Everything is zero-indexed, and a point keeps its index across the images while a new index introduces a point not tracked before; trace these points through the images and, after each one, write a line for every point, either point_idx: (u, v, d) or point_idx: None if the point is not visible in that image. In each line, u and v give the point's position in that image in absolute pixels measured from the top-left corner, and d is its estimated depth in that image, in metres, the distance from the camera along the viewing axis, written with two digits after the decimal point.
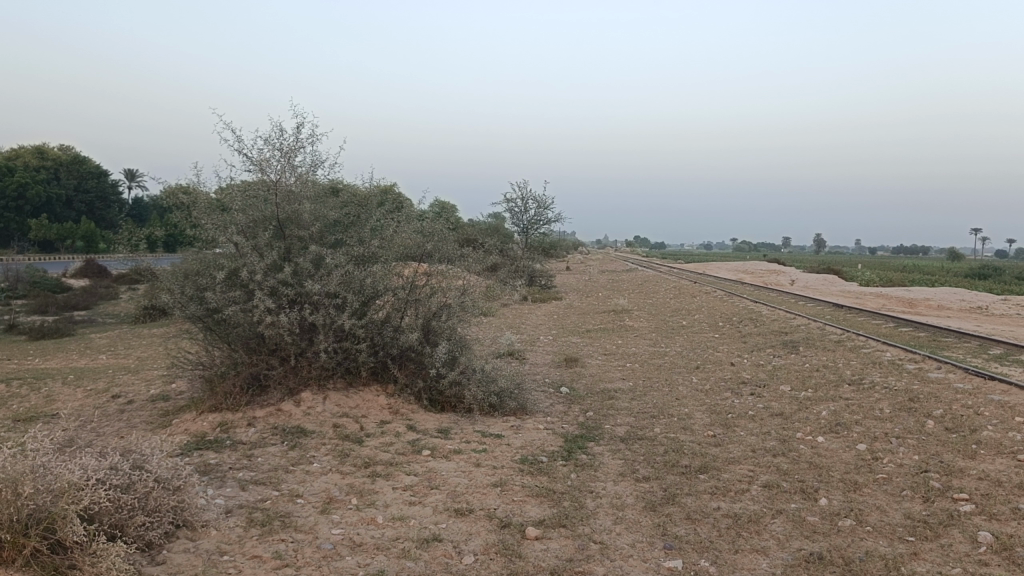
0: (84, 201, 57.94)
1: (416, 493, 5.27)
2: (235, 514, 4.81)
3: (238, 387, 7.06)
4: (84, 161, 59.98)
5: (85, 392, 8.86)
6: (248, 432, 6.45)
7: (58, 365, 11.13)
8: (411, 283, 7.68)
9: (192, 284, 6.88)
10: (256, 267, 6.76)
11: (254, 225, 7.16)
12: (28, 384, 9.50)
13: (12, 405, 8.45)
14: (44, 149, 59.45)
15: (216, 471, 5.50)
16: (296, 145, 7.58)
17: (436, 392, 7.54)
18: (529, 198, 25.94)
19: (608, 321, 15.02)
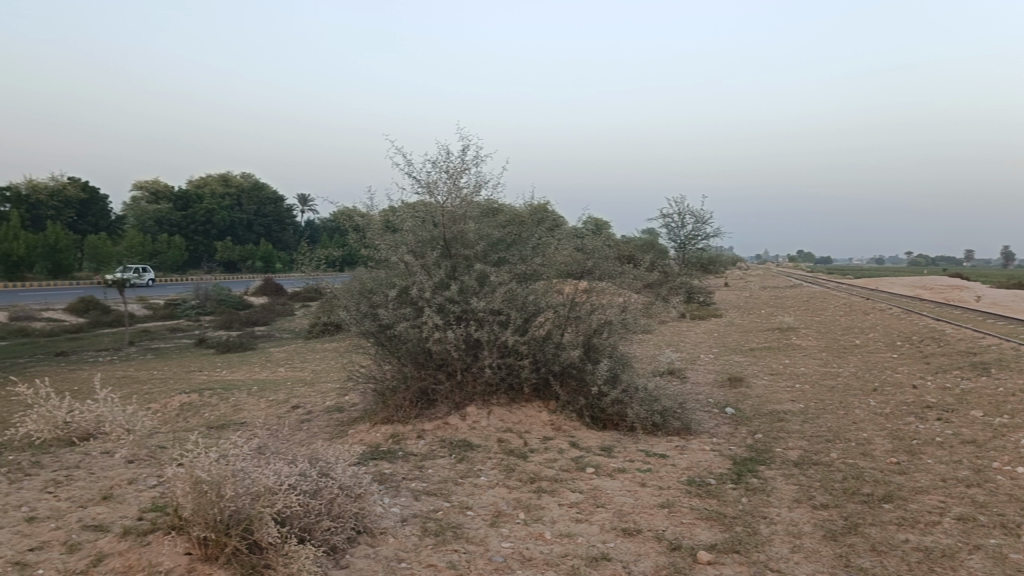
0: (261, 224, 62.39)
1: (583, 511, 5.27)
2: (411, 523, 5.00)
3: (408, 400, 7.40)
4: (263, 187, 64.76)
5: (267, 402, 9.52)
6: (418, 444, 6.70)
7: (243, 377, 12.03)
8: (571, 300, 7.57)
9: (367, 301, 7.34)
10: (425, 285, 7.10)
11: (423, 245, 7.51)
12: (218, 394, 10.32)
13: (205, 414, 9.20)
14: (229, 177, 64.75)
15: (390, 481, 5.75)
16: (462, 167, 7.84)
17: (598, 410, 7.45)
18: (687, 213, 25.50)
19: (773, 340, 14.47)
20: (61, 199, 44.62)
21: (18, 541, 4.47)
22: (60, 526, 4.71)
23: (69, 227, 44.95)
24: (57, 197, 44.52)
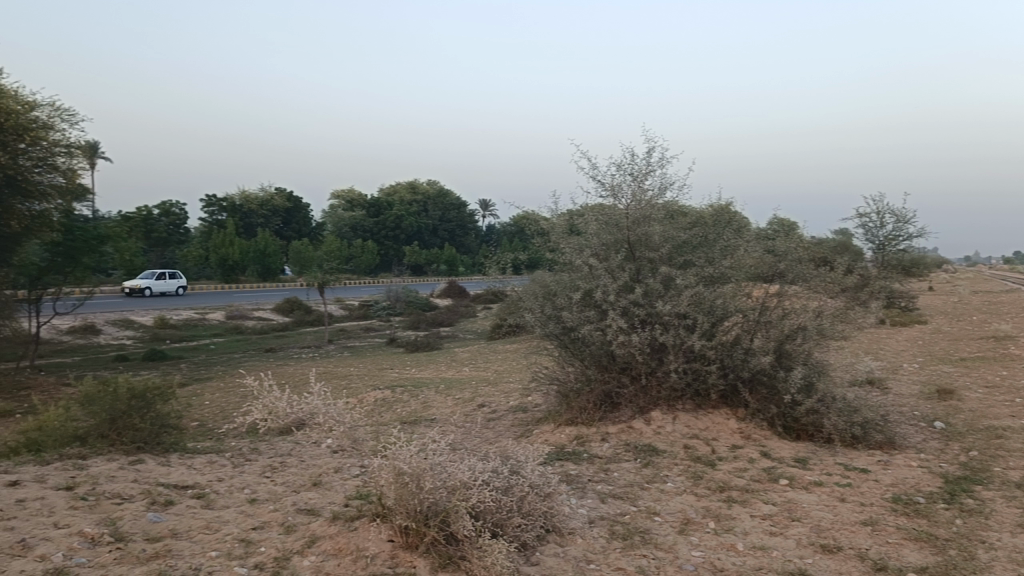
0: (445, 229, 64.96)
1: (776, 523, 5.07)
2: (599, 525, 5.02)
3: (591, 403, 7.49)
4: (448, 194, 67.47)
5: (455, 400, 9.90)
6: (602, 447, 6.74)
7: (431, 375, 12.58)
8: (761, 304, 7.30)
9: (551, 303, 7.51)
10: (609, 288, 7.16)
11: (607, 248, 7.56)
12: (409, 391, 10.86)
13: (397, 409, 9.71)
14: (416, 185, 67.96)
15: (577, 482, 5.81)
16: (647, 169, 7.79)
17: (791, 420, 7.12)
18: (886, 212, 23.86)
19: (988, 349, 13.22)
20: (269, 208, 48.77)
21: (243, 520, 4.93)
22: (278, 508, 5.15)
23: (276, 234, 48.99)
24: (266, 206, 48.72)
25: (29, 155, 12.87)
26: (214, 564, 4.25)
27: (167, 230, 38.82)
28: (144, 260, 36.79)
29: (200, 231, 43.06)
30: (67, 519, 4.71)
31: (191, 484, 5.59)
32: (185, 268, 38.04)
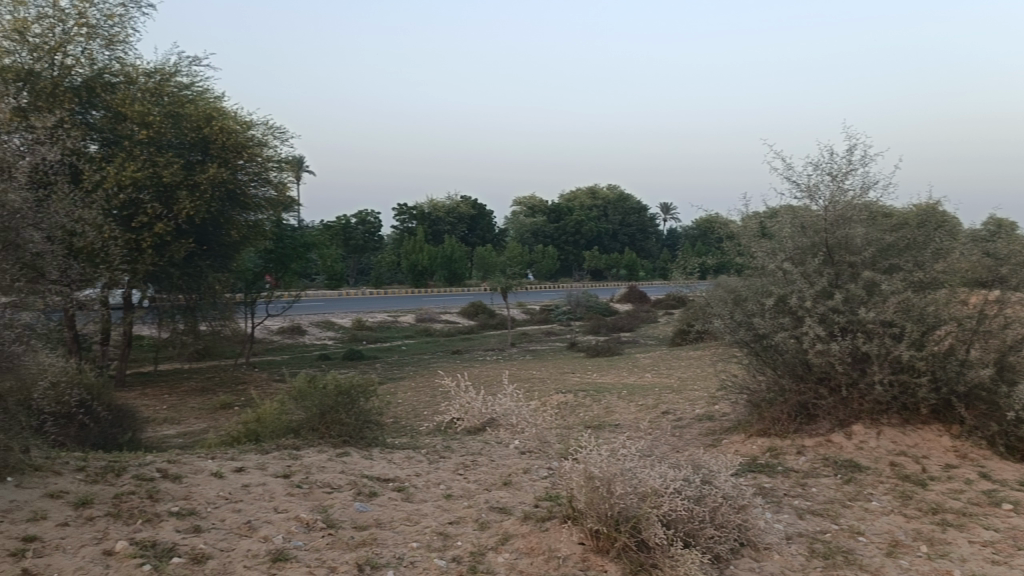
0: (626, 233, 64.60)
1: (1000, 552, 4.63)
2: (797, 542, 4.81)
3: (785, 414, 7.21)
4: (627, 198, 67.17)
5: (638, 406, 9.82)
6: (798, 461, 6.45)
7: (613, 381, 12.55)
8: (979, 312, 6.72)
9: (742, 309, 7.29)
10: (806, 294, 6.86)
11: (802, 252, 7.25)
12: (592, 395, 10.89)
13: (581, 414, 9.76)
14: (595, 190, 68.17)
15: (771, 495, 5.59)
16: (847, 168, 7.38)
17: (1015, 439, 6.47)
18: None
19: None
20: (455, 215, 50.66)
21: (441, 514, 5.15)
22: (472, 505, 5.34)
23: (462, 240, 50.77)
24: (452, 213, 50.68)
25: (247, 170, 14.13)
26: (416, 555, 4.48)
27: (362, 237, 41.29)
28: (342, 266, 39.38)
29: (392, 237, 45.46)
30: (286, 504, 5.15)
31: (392, 477, 5.91)
32: (378, 273, 40.32)
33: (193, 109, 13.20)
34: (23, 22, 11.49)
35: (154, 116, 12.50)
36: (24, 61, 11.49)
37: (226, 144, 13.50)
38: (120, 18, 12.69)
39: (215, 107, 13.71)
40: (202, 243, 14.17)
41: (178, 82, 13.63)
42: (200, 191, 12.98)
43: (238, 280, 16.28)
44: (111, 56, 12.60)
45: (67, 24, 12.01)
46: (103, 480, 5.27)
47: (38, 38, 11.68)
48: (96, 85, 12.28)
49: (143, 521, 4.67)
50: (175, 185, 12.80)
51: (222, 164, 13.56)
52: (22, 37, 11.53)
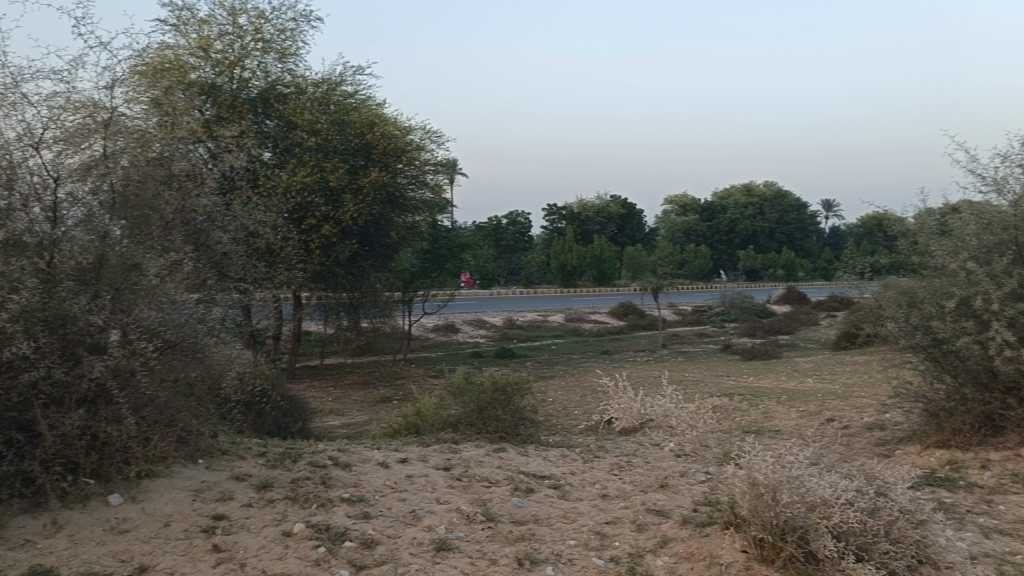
0: (784, 232, 62.07)
1: None
2: (983, 563, 4.46)
3: (968, 425, 6.67)
4: (785, 196, 64.57)
5: (799, 412, 9.41)
6: (983, 476, 5.98)
7: (771, 385, 12.10)
8: None
9: (918, 312, 6.85)
10: (992, 295, 6.35)
11: (988, 251, 6.73)
12: (749, 400, 10.55)
13: (737, 418, 9.48)
14: (750, 187, 65.98)
15: (953, 512, 5.21)
16: None
17: None
18: None
19: None
20: (604, 215, 50.52)
21: (598, 513, 5.16)
22: (628, 506, 5.31)
23: (612, 240, 50.51)
24: (602, 213, 50.56)
25: (405, 174, 14.71)
26: (574, 552, 4.52)
27: (513, 238, 41.95)
28: (494, 266, 40.20)
29: (542, 238, 45.92)
30: (447, 496, 5.32)
31: (548, 474, 5.96)
32: (529, 273, 40.87)
33: (357, 117, 13.87)
34: (206, 40, 12.51)
35: (321, 123, 13.21)
36: (208, 76, 12.53)
37: (387, 149, 14.09)
38: (291, 32, 13.51)
39: (377, 113, 14.33)
40: (364, 243, 14.86)
41: (343, 91, 14.30)
42: (363, 194, 13.63)
43: (397, 279, 16.97)
44: (283, 69, 13.41)
45: (245, 40, 12.97)
46: (281, 465, 5.66)
47: (220, 53, 12.72)
48: (270, 96, 13.16)
49: (317, 505, 4.97)
50: (340, 190, 13.50)
51: (383, 168, 14.16)
52: (206, 54, 12.54)
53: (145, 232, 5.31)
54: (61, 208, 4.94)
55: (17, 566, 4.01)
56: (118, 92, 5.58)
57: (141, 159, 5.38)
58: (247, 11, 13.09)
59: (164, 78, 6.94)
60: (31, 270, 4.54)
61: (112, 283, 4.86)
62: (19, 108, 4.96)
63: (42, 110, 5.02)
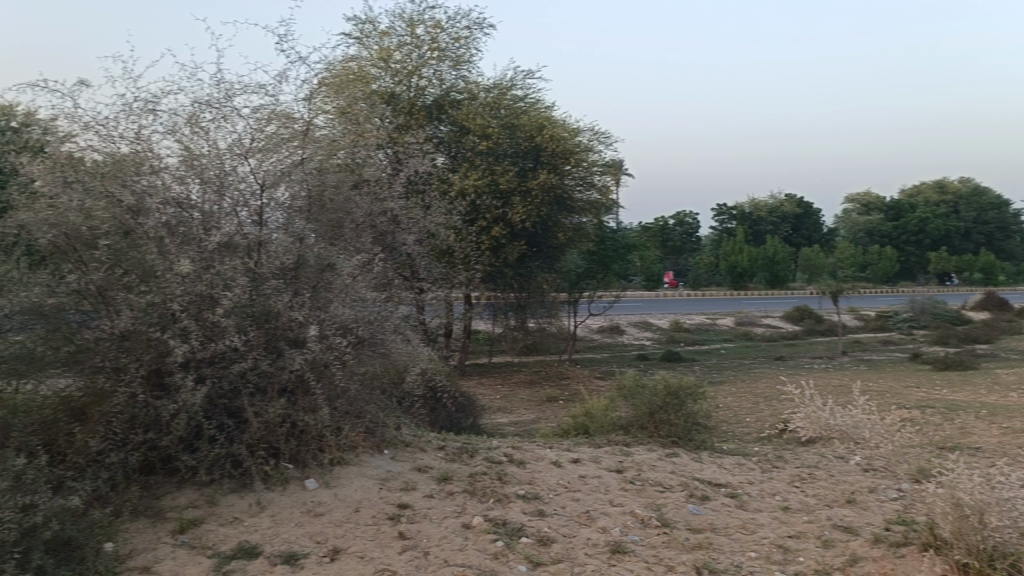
0: (980, 232, 57.03)
1: None
2: None
3: None
4: (982, 193, 59.29)
5: (1003, 429, 8.61)
6: None
7: (968, 398, 11.15)
8: None
9: None
10: None
11: None
12: (943, 414, 9.77)
13: (930, 432, 8.81)
14: (942, 184, 61.12)
15: None
16: None
17: None
18: None
19: None
20: (778, 215, 48.51)
21: (779, 526, 4.96)
22: (812, 520, 5.07)
23: (785, 241, 48.38)
24: (775, 213, 48.57)
25: (573, 175, 14.76)
26: (755, 564, 4.38)
27: (681, 239, 41.12)
28: (660, 267, 39.60)
29: (710, 239, 44.75)
30: (620, 499, 5.30)
31: (724, 482, 5.80)
32: (696, 274, 39.97)
33: (527, 120, 14.08)
34: (387, 52, 13.17)
35: (492, 128, 13.49)
36: (388, 86, 13.08)
37: (555, 151, 14.21)
38: (466, 40, 13.94)
39: (546, 116, 14.48)
40: (532, 245, 15.03)
41: (514, 95, 14.51)
42: (531, 196, 13.85)
43: (564, 280, 17.09)
44: (458, 76, 13.80)
45: (422, 50, 13.55)
46: (459, 459, 5.86)
47: (399, 63, 13.32)
48: (445, 103, 13.58)
49: (495, 500, 5.10)
50: (509, 193, 13.76)
51: (552, 170, 14.28)
52: (387, 65, 13.19)
53: (338, 234, 5.65)
54: (265, 213, 5.28)
55: (229, 540, 4.39)
56: (313, 104, 5.90)
57: (334, 165, 5.71)
58: (424, 22, 13.68)
59: (350, 88, 7.32)
60: (242, 270, 4.95)
61: (310, 282, 5.24)
62: (229, 120, 5.37)
63: (249, 122, 5.42)
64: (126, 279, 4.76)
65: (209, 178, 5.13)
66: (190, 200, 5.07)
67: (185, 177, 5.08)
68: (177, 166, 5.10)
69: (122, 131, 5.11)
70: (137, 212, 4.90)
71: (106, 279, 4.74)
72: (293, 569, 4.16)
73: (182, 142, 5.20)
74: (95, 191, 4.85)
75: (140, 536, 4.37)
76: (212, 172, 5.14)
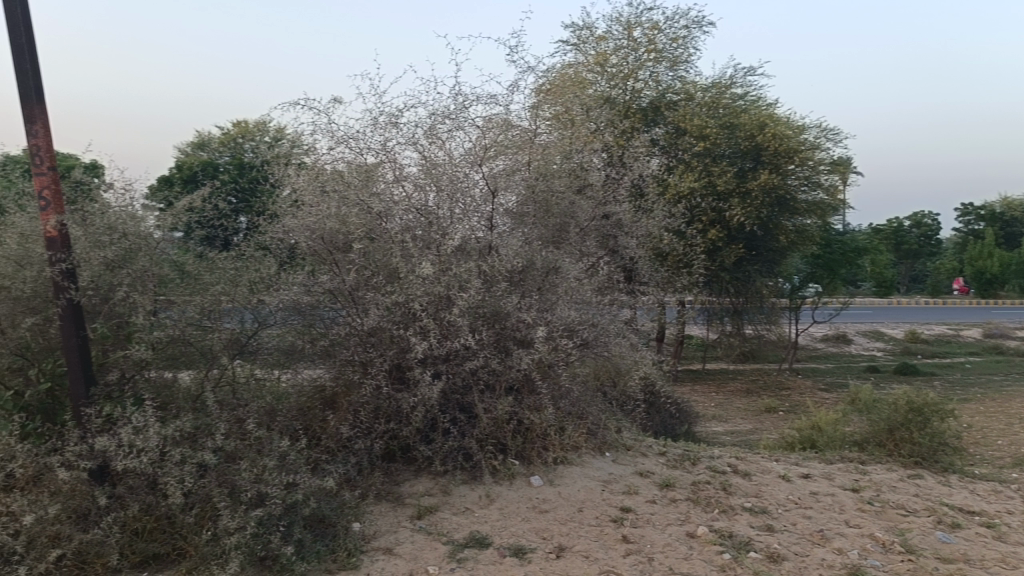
0: None
1: None
2: None
3: None
4: None
5: None
6: None
7: None
8: None
9: None
10: None
11: None
12: None
13: None
14: None
15: None
16: None
17: None
18: None
19: None
20: None
21: None
22: None
23: None
24: None
25: (797, 175, 14.04)
26: None
27: (917, 241, 37.78)
28: (894, 271, 36.64)
29: (953, 241, 40.72)
30: (857, 520, 4.99)
31: (977, 510, 5.28)
32: (935, 280, 36.60)
33: (747, 119, 13.47)
34: (603, 56, 12.59)
35: (711, 128, 12.99)
36: (603, 90, 12.37)
37: (778, 151, 13.58)
38: (683, 40, 13.72)
39: (768, 113, 13.82)
40: (750, 249, 14.48)
41: (733, 93, 14.03)
42: (751, 198, 13.39)
43: (784, 285, 16.30)
44: (675, 76, 13.52)
45: (639, 52, 13.28)
46: (681, 466, 5.81)
47: (615, 67, 13.00)
48: (660, 105, 13.15)
49: (720, 511, 5.00)
50: (728, 194, 13.31)
51: (773, 170, 13.70)
52: (603, 69, 12.65)
53: (564, 237, 5.96)
54: (495, 219, 5.52)
55: (462, 529, 4.62)
56: (538, 112, 6.09)
57: (557, 173, 5.97)
58: (641, 23, 13.45)
59: (571, 90, 7.41)
60: (476, 272, 5.18)
61: (537, 284, 5.42)
62: (463, 129, 5.63)
63: (483, 130, 5.60)
64: (373, 280, 5.18)
65: (445, 185, 5.41)
66: (428, 207, 5.38)
67: (424, 185, 5.41)
68: (417, 174, 5.43)
69: (369, 143, 5.54)
70: (383, 217, 5.28)
71: (357, 279, 5.17)
72: (521, 562, 4.28)
73: (421, 151, 5.52)
74: (348, 200, 5.26)
75: (382, 519, 4.69)
76: (447, 179, 5.42)
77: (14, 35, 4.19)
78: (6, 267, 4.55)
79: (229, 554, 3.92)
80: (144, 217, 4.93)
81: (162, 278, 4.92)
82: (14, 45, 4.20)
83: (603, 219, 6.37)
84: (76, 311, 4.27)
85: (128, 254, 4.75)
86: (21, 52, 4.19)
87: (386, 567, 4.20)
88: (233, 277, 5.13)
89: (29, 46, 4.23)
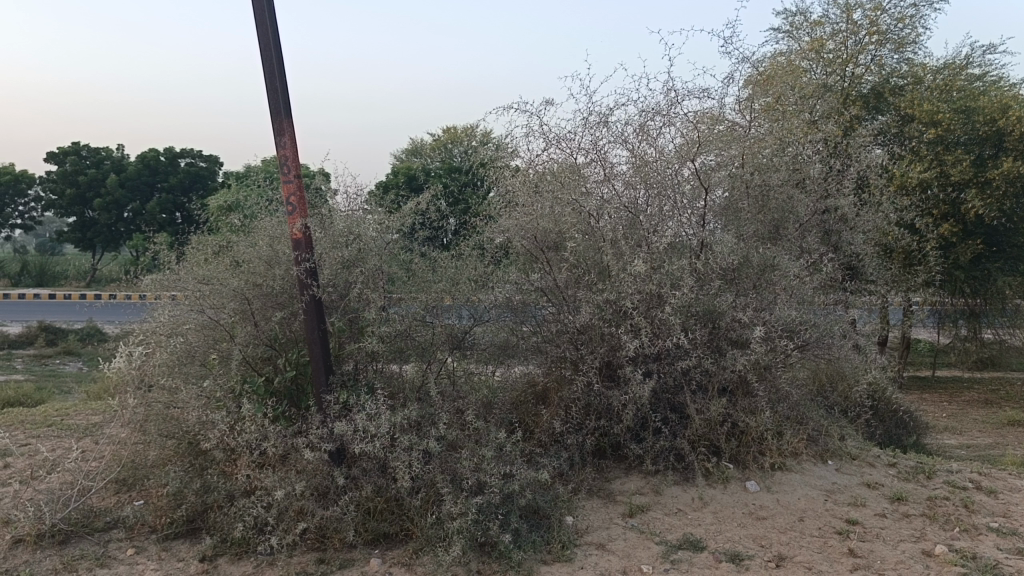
0: None
1: None
2: None
3: None
4: None
5: None
6: None
7: None
8: None
9: None
10: None
11: None
12: None
13: None
14: None
15: None
16: None
17: None
18: None
19: None
20: None
21: None
22: None
23: None
24: None
25: None
26: None
27: None
28: None
29: None
30: None
31: None
32: None
33: (987, 101, 11.78)
34: (819, 41, 12.04)
35: (943, 112, 11.69)
36: (819, 77, 11.73)
37: None
38: (912, 18, 12.46)
39: (1013, 95, 11.98)
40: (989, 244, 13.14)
41: (969, 74, 12.67)
42: (991, 188, 11.70)
43: None
44: (901, 59, 12.61)
45: (859, 35, 12.35)
46: (915, 479, 5.41)
47: (832, 53, 12.35)
48: (884, 90, 12.51)
49: (961, 530, 4.61)
50: (964, 183, 11.92)
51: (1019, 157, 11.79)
52: (818, 56, 12.07)
53: (781, 233, 5.75)
54: (706, 217, 5.43)
55: (675, 531, 4.55)
56: (754, 104, 5.84)
57: (772, 165, 5.68)
58: (862, 4, 12.34)
59: (785, 78, 7.05)
60: (688, 270, 5.09)
61: (752, 282, 5.25)
62: (674, 124, 5.53)
63: (694, 124, 5.46)
64: (584, 278, 5.25)
65: (655, 182, 5.37)
66: (638, 205, 5.37)
67: (634, 183, 5.40)
68: (628, 172, 5.43)
69: (580, 143, 5.56)
70: (595, 215, 5.26)
71: (568, 278, 5.25)
72: (738, 568, 4.15)
73: (632, 148, 5.48)
74: (561, 200, 5.32)
75: (594, 514, 4.72)
76: (658, 176, 5.37)
77: (267, 58, 4.63)
78: (259, 267, 5.06)
79: (452, 538, 4.11)
80: (364, 219, 5.21)
81: (392, 276, 5.20)
82: (266, 67, 4.64)
83: (823, 214, 6.08)
84: (318, 305, 4.65)
85: (361, 254, 5.05)
86: (272, 72, 4.63)
87: (599, 562, 4.21)
88: (454, 274, 5.46)
89: (279, 66, 4.65)
